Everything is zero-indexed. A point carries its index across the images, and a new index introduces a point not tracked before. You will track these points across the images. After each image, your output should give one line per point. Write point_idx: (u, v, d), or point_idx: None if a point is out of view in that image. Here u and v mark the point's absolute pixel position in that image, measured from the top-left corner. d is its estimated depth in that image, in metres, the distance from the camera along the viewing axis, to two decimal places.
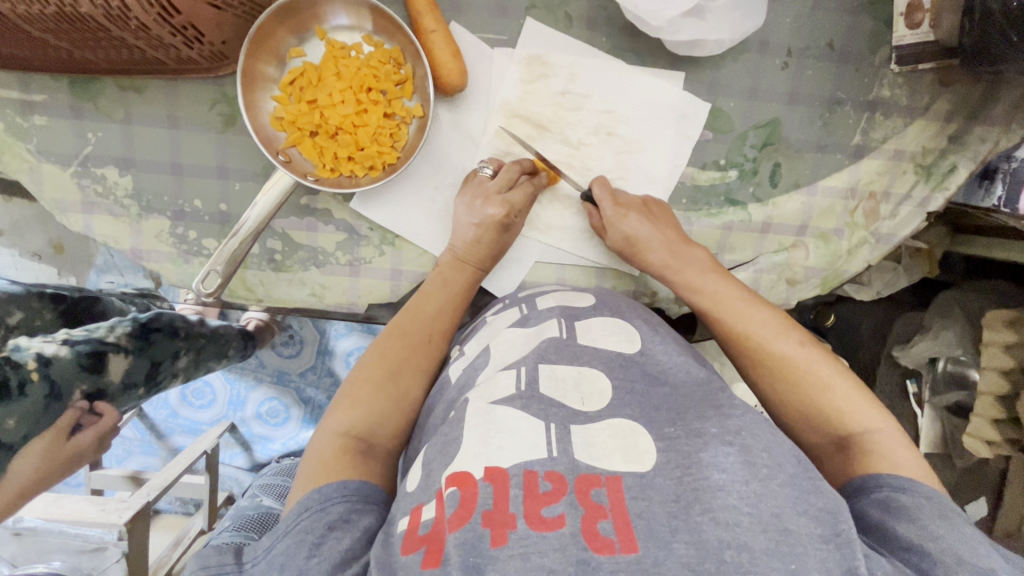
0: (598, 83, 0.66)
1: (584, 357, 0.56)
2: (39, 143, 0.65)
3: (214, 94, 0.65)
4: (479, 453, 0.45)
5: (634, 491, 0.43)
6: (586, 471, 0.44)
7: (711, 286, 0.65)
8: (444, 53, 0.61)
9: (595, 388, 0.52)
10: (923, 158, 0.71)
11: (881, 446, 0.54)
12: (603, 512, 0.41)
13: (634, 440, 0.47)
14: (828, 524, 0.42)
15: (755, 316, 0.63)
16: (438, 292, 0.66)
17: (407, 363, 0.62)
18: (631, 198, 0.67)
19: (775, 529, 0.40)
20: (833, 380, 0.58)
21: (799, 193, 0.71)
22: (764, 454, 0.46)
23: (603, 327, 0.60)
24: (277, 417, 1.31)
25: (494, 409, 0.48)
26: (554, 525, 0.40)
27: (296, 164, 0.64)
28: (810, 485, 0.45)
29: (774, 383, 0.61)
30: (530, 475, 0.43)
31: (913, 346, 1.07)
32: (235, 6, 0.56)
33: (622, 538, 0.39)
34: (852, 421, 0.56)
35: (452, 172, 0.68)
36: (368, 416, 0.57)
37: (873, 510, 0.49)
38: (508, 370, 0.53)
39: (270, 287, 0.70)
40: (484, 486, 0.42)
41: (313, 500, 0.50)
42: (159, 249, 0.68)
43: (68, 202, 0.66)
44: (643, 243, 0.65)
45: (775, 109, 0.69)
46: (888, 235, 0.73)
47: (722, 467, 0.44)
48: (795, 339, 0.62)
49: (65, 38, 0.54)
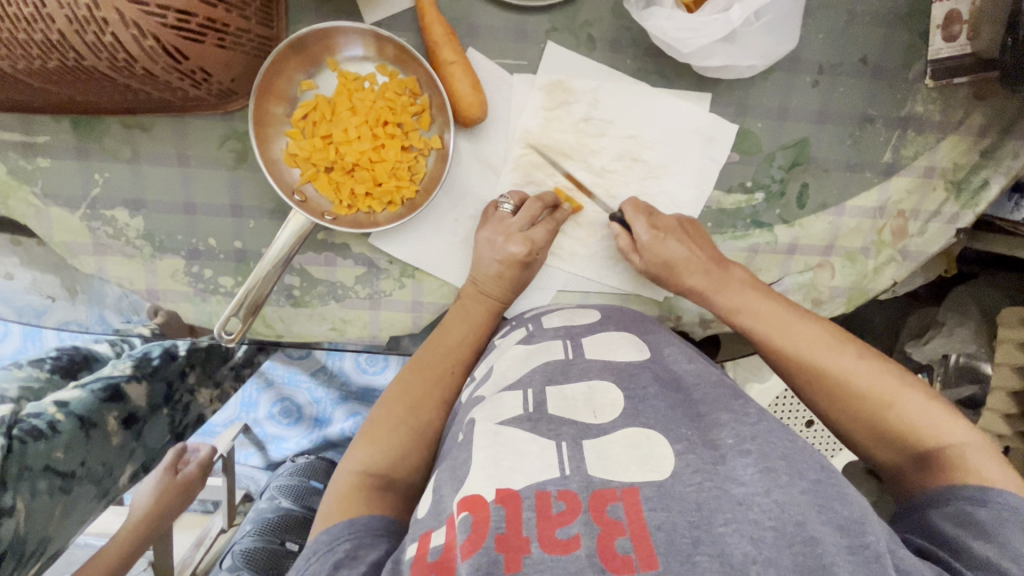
0: (622, 107, 0.64)
1: (591, 368, 0.50)
2: (45, 186, 0.63)
3: (224, 130, 0.62)
4: (489, 474, 0.40)
5: (653, 502, 0.38)
6: (602, 486, 0.39)
7: (755, 306, 0.60)
8: (463, 85, 0.59)
9: (607, 401, 0.46)
10: (954, 175, 0.69)
11: (964, 461, 0.49)
12: (621, 528, 0.37)
13: (651, 446, 0.42)
14: (855, 535, 0.37)
15: (805, 332, 0.57)
16: (461, 323, 0.64)
17: (428, 393, 0.58)
18: (667, 219, 0.64)
19: (800, 540, 0.36)
20: (897, 390, 0.53)
21: (826, 213, 0.69)
22: (783, 461, 0.40)
23: (609, 342, 0.55)
24: (290, 417, 1.21)
25: (502, 429, 0.43)
26: (569, 548, 0.36)
27: (312, 203, 0.62)
28: (835, 492, 0.40)
29: (834, 404, 0.56)
30: (543, 496, 0.38)
31: (925, 343, 0.98)
32: (242, 43, 0.54)
33: (641, 555, 0.35)
34: (928, 435, 0.51)
35: (472, 204, 0.67)
36: (387, 449, 0.53)
37: (947, 523, 0.45)
38: (513, 391, 0.48)
39: (290, 323, 0.69)
40: (496, 509, 0.38)
41: (320, 543, 0.45)
42: (175, 289, 0.66)
43: (78, 245, 0.64)
44: (680, 266, 0.62)
45: (804, 128, 0.67)
46: (917, 252, 0.71)
47: (741, 480, 0.39)
48: (854, 352, 0.56)
49: (68, 86, 0.51)
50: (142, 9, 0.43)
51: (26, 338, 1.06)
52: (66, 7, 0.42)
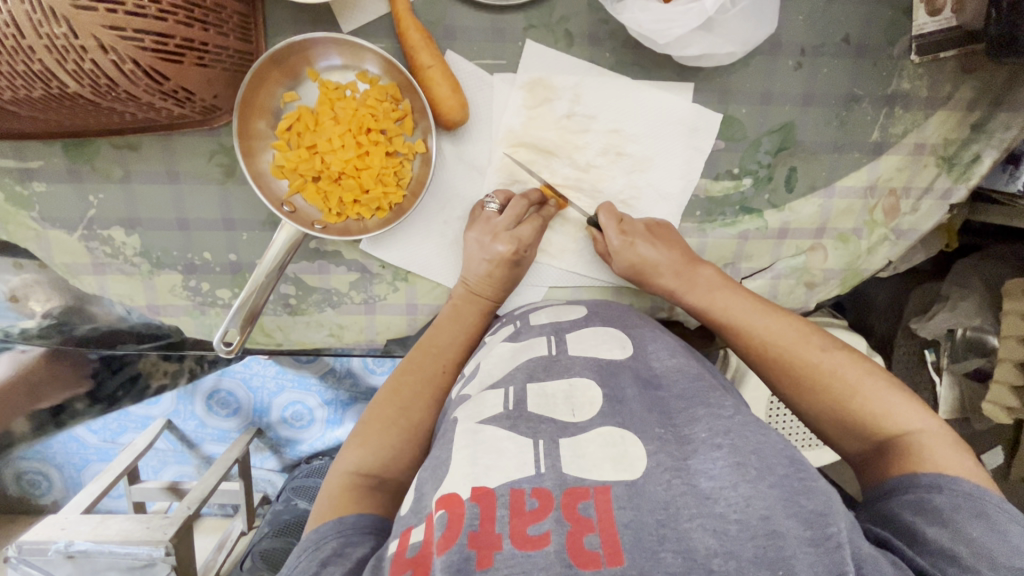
0: (604, 102, 0.64)
1: (574, 365, 0.52)
2: (42, 210, 0.64)
3: (211, 145, 0.63)
4: (467, 473, 0.41)
5: (623, 500, 0.39)
6: (574, 485, 0.40)
7: (720, 302, 0.62)
8: (442, 87, 0.59)
9: (586, 399, 0.48)
10: (945, 150, 0.68)
11: (921, 448, 0.49)
12: (591, 525, 0.38)
13: (625, 446, 0.43)
14: (818, 527, 0.38)
15: (768, 326, 0.59)
16: (452, 325, 0.65)
17: (420, 392, 0.59)
18: (636, 223, 0.65)
19: (763, 534, 0.37)
20: (861, 381, 0.54)
21: (815, 196, 0.69)
22: (754, 455, 0.41)
23: (593, 338, 0.56)
24: (301, 420, 1.19)
25: (482, 428, 0.45)
26: (539, 544, 0.37)
27: (301, 213, 0.63)
28: (801, 486, 0.40)
29: (798, 395, 0.57)
30: (517, 494, 0.40)
31: (930, 318, 0.94)
32: (222, 60, 0.54)
33: (608, 551, 0.36)
34: (887, 424, 0.51)
35: (459, 205, 0.67)
36: (378, 447, 0.54)
37: (905, 512, 0.45)
38: (496, 391, 0.50)
39: (289, 331, 0.70)
40: (470, 506, 0.39)
41: (309, 541, 0.46)
42: (174, 303, 0.68)
43: (79, 265, 0.66)
44: (650, 267, 0.63)
45: (790, 112, 0.66)
46: (909, 230, 0.70)
47: (711, 474, 0.40)
48: (817, 344, 0.57)
49: (54, 112, 0.52)
50: (120, 35, 0.44)
51: None
52: (45, 36, 0.43)
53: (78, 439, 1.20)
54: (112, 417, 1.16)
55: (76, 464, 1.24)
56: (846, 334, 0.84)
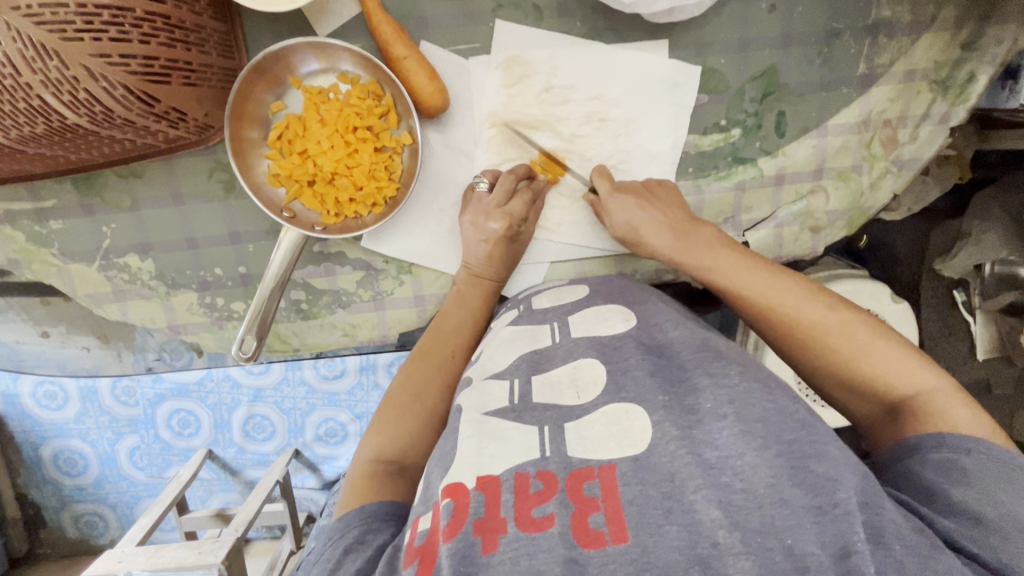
0: (580, 70, 0.65)
1: (577, 348, 0.54)
2: (61, 246, 0.68)
3: (209, 163, 0.66)
4: (472, 463, 0.44)
5: (629, 476, 0.41)
6: (580, 466, 0.42)
7: (727, 265, 0.60)
8: (420, 76, 0.61)
9: (589, 380, 0.50)
10: (937, 74, 0.66)
11: (938, 408, 0.49)
12: (596, 504, 0.39)
13: (630, 421, 0.45)
14: (826, 494, 0.39)
15: (774, 287, 0.57)
16: (458, 308, 0.66)
17: (432, 378, 0.60)
18: (631, 183, 0.66)
19: (770, 502, 0.38)
20: (869, 342, 0.53)
21: (808, 137, 0.68)
22: (761, 425, 0.43)
23: (596, 317, 0.58)
24: (334, 437, 1.10)
25: (487, 420, 0.48)
26: (543, 526, 0.38)
27: (301, 217, 0.65)
28: (813, 450, 0.42)
29: (804, 358, 0.57)
30: (522, 478, 0.42)
31: (954, 256, 0.92)
32: (208, 78, 0.57)
33: (613, 529, 0.38)
34: (897, 385, 0.51)
35: (453, 191, 0.69)
36: (394, 434, 0.56)
37: (927, 471, 0.46)
38: (500, 381, 0.53)
39: (304, 336, 0.72)
40: (475, 495, 0.41)
41: (335, 529, 0.48)
42: (193, 320, 0.71)
43: (102, 295, 0.69)
44: (646, 227, 0.64)
45: (770, 56, 0.66)
46: (911, 160, 0.69)
47: (717, 444, 0.42)
48: (824, 304, 0.56)
49: (58, 146, 0.55)
50: (107, 61, 0.46)
51: (85, 399, 1.06)
52: (39, 71, 0.45)
53: (127, 478, 1.17)
54: (157, 452, 1.13)
55: (128, 502, 1.22)
56: (869, 283, 0.81)
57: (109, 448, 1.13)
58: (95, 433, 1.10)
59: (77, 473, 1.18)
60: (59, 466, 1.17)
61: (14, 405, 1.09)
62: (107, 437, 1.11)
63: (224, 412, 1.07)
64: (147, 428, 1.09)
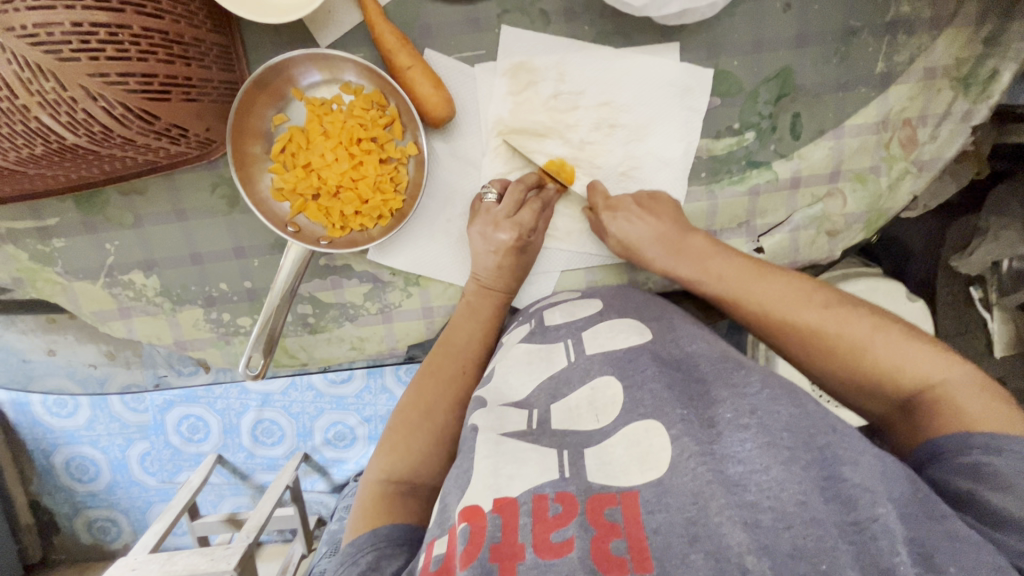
0: (589, 75, 0.63)
1: (593, 365, 0.53)
2: (65, 264, 0.67)
3: (212, 178, 0.65)
4: (489, 484, 0.43)
5: (652, 503, 0.39)
6: (599, 491, 0.41)
7: (717, 271, 0.60)
8: (425, 85, 0.59)
9: (607, 403, 0.48)
10: (959, 70, 0.64)
11: (950, 401, 0.48)
12: (617, 530, 0.38)
13: (650, 439, 0.43)
14: (862, 508, 0.38)
15: (767, 292, 0.57)
16: (467, 320, 0.65)
17: (443, 394, 0.59)
18: (621, 198, 0.65)
19: (801, 522, 0.37)
20: (868, 336, 0.52)
21: (824, 139, 0.66)
22: (786, 433, 0.41)
23: (610, 331, 0.57)
24: (344, 440, 1.10)
25: (504, 441, 0.46)
26: (563, 551, 0.37)
27: (306, 232, 0.64)
28: (848, 456, 0.41)
29: (809, 361, 0.56)
30: (540, 500, 0.41)
31: (971, 253, 0.90)
32: (208, 92, 0.56)
33: (636, 555, 0.37)
34: (906, 380, 0.50)
35: (460, 202, 0.67)
36: (406, 453, 0.55)
37: (958, 477, 0.43)
38: (519, 411, 0.51)
39: (312, 350, 0.71)
40: (492, 518, 0.40)
41: (347, 554, 0.47)
42: (200, 336, 0.70)
43: (107, 312, 0.69)
44: (641, 243, 0.63)
45: (784, 57, 0.64)
46: (931, 160, 0.66)
47: (739, 458, 0.40)
48: (819, 302, 0.55)
49: (58, 165, 0.54)
50: (106, 80, 0.45)
51: (96, 407, 1.07)
52: (36, 93, 0.44)
53: (139, 483, 1.17)
54: (167, 458, 1.12)
55: (141, 507, 1.22)
56: (881, 281, 0.80)
57: (120, 455, 1.13)
58: (107, 440, 1.11)
59: (88, 480, 1.18)
60: (72, 473, 1.18)
61: (25, 413, 1.11)
62: (117, 443, 1.11)
63: (233, 417, 1.07)
64: (157, 434, 1.09)
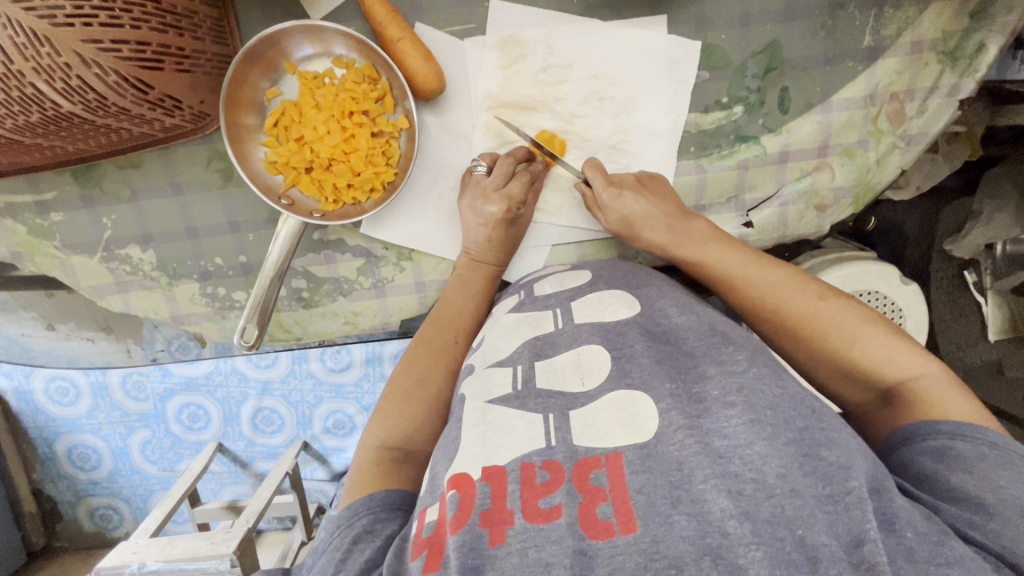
0: (578, 48, 0.64)
1: (581, 334, 0.53)
2: (62, 238, 0.68)
3: (207, 152, 0.66)
4: (478, 453, 0.43)
5: (636, 464, 0.40)
6: (586, 456, 0.42)
7: (715, 256, 0.61)
8: (414, 57, 0.60)
9: (593, 369, 0.49)
10: (945, 44, 0.64)
11: (928, 395, 0.49)
12: (603, 494, 0.39)
13: (636, 409, 0.44)
14: (837, 482, 0.39)
15: (765, 277, 0.58)
16: (459, 293, 0.66)
17: (435, 363, 0.60)
18: (623, 177, 0.65)
19: (781, 492, 0.38)
20: (859, 329, 0.54)
21: (812, 113, 0.67)
22: (769, 412, 0.42)
23: (599, 303, 0.57)
24: (344, 429, 1.10)
25: (490, 408, 0.47)
26: (551, 517, 0.38)
27: (299, 205, 0.65)
28: (824, 437, 0.41)
29: (796, 347, 0.57)
30: (528, 468, 0.41)
31: (964, 235, 0.89)
32: (201, 64, 0.57)
33: (621, 518, 0.38)
34: (889, 372, 0.52)
35: (451, 176, 0.68)
36: (398, 420, 0.56)
37: (925, 459, 0.46)
38: (503, 368, 0.52)
39: (307, 324, 0.72)
40: (481, 486, 0.41)
41: (343, 518, 0.48)
42: (196, 311, 0.71)
43: (105, 286, 0.70)
44: (640, 220, 0.63)
45: (772, 30, 0.64)
46: (919, 134, 0.67)
47: (724, 433, 0.41)
48: (815, 293, 0.56)
49: (54, 136, 0.55)
50: (98, 47, 0.46)
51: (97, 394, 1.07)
52: (30, 59, 0.45)
53: (140, 471, 1.18)
54: (168, 446, 1.13)
55: (142, 495, 1.22)
56: (875, 265, 0.79)
57: (121, 442, 1.14)
58: (108, 428, 1.11)
59: (90, 467, 1.19)
60: (74, 460, 1.18)
61: (27, 402, 1.11)
62: (119, 432, 1.12)
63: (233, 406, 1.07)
64: (157, 423, 1.09)
